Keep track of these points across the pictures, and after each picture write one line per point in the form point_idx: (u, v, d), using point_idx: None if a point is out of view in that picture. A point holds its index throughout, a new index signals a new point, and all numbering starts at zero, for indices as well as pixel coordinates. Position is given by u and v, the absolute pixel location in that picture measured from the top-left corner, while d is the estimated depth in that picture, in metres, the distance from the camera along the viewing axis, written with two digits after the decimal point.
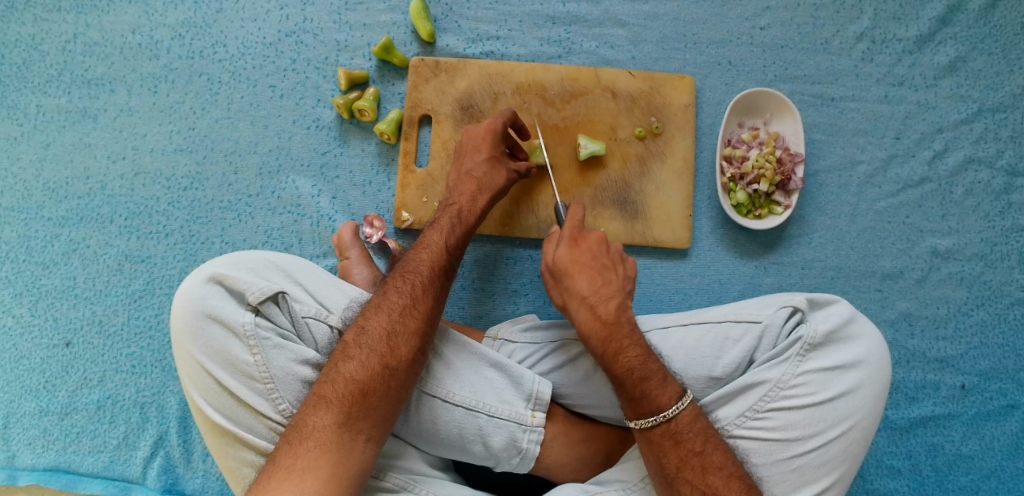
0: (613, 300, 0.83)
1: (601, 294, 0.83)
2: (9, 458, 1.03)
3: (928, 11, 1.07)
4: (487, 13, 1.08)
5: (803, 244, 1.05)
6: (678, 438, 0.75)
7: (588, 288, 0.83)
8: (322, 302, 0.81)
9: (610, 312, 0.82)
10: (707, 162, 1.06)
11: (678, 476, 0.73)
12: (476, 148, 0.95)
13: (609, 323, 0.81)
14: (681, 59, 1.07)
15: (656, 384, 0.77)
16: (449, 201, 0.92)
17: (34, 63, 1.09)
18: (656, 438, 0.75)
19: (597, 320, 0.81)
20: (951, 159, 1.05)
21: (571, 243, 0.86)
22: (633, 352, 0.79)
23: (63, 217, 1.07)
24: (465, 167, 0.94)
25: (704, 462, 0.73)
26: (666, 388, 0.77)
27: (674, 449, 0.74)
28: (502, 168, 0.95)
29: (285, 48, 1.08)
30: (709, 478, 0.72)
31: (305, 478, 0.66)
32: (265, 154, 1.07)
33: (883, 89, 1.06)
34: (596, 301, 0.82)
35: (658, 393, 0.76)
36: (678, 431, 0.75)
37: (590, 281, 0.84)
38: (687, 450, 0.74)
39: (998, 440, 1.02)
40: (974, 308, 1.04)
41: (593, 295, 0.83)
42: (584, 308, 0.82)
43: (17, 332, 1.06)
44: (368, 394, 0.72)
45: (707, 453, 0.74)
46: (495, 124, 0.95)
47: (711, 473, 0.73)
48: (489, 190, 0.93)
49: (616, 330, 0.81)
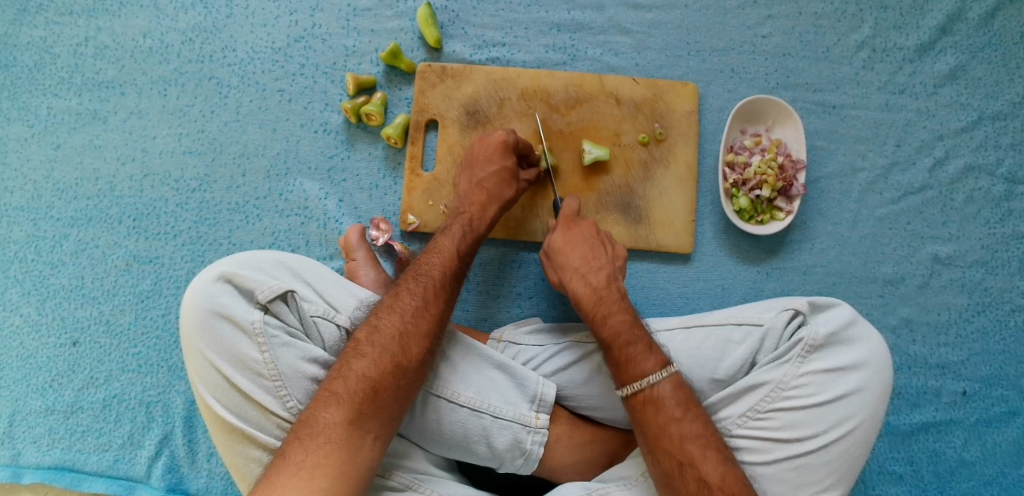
0: (602, 271, 0.87)
1: (590, 265, 0.88)
2: (14, 456, 1.03)
3: (928, 21, 1.08)
4: (493, 20, 1.10)
5: (805, 250, 1.05)
6: (659, 406, 0.76)
7: (579, 261, 0.88)
8: (330, 301, 0.82)
9: (600, 281, 0.86)
10: (710, 168, 1.07)
11: (657, 445, 0.74)
12: (488, 159, 0.96)
13: (598, 289, 0.85)
14: (684, 67, 1.09)
15: (642, 349, 0.79)
16: (460, 209, 0.94)
17: (46, 66, 1.11)
18: (639, 405, 0.77)
19: (588, 287, 0.86)
20: (951, 166, 1.06)
21: (564, 228, 0.92)
22: (621, 316, 0.82)
23: (72, 218, 1.08)
24: (476, 177, 0.95)
25: (683, 430, 0.74)
26: (650, 355, 0.78)
27: (655, 415, 0.75)
28: (512, 179, 0.96)
29: (294, 53, 1.10)
30: (686, 448, 0.73)
31: (314, 474, 0.67)
32: (273, 157, 1.08)
33: (883, 97, 1.08)
34: (586, 271, 0.87)
35: (642, 358, 0.78)
36: (659, 398, 0.76)
37: (581, 255, 0.89)
38: (667, 417, 0.75)
39: (999, 447, 1.02)
40: (975, 315, 1.05)
41: (583, 266, 0.88)
42: (576, 277, 0.87)
43: (24, 331, 1.07)
44: (379, 392, 0.73)
45: (686, 422, 0.74)
46: (507, 136, 0.96)
47: (688, 442, 0.73)
48: (498, 202, 0.95)
49: (605, 296, 0.85)
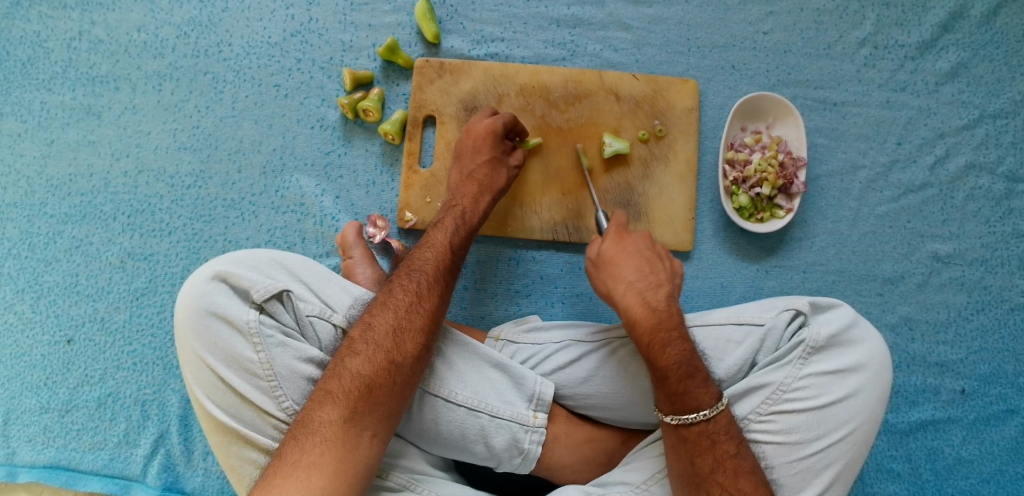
0: (661, 289, 0.83)
1: (649, 282, 0.83)
2: (9, 455, 1.03)
3: (930, 18, 1.07)
4: (492, 14, 1.08)
5: (805, 248, 1.05)
6: (714, 440, 0.75)
7: (636, 275, 0.84)
8: (326, 301, 0.81)
9: (659, 300, 0.82)
10: (709, 165, 1.06)
11: (710, 477, 0.73)
12: (476, 150, 0.96)
13: (658, 309, 0.81)
14: (684, 63, 1.08)
15: (700, 382, 0.76)
16: (453, 201, 0.93)
17: (38, 60, 1.09)
18: (694, 437, 0.75)
19: (647, 306, 0.81)
20: (952, 164, 1.06)
21: (614, 237, 0.88)
22: (679, 345, 0.78)
23: (66, 215, 1.07)
24: (466, 169, 0.95)
25: (736, 465, 0.73)
26: (708, 387, 0.76)
27: (710, 450, 0.74)
28: (502, 168, 0.97)
29: (290, 47, 1.09)
30: (740, 482, 0.72)
31: (310, 474, 0.66)
32: (269, 153, 1.07)
33: (885, 94, 1.07)
34: (645, 288, 0.83)
35: (699, 392, 0.75)
36: (715, 432, 0.75)
37: (636, 269, 0.85)
38: (723, 453, 0.74)
39: (997, 445, 1.02)
40: (974, 313, 1.04)
41: (642, 283, 0.83)
42: (632, 293, 0.83)
43: (18, 329, 1.06)
44: (374, 390, 0.72)
45: (740, 456, 0.74)
46: (495, 124, 0.96)
47: (740, 475, 0.73)
48: (490, 191, 0.95)
49: (665, 320, 0.80)
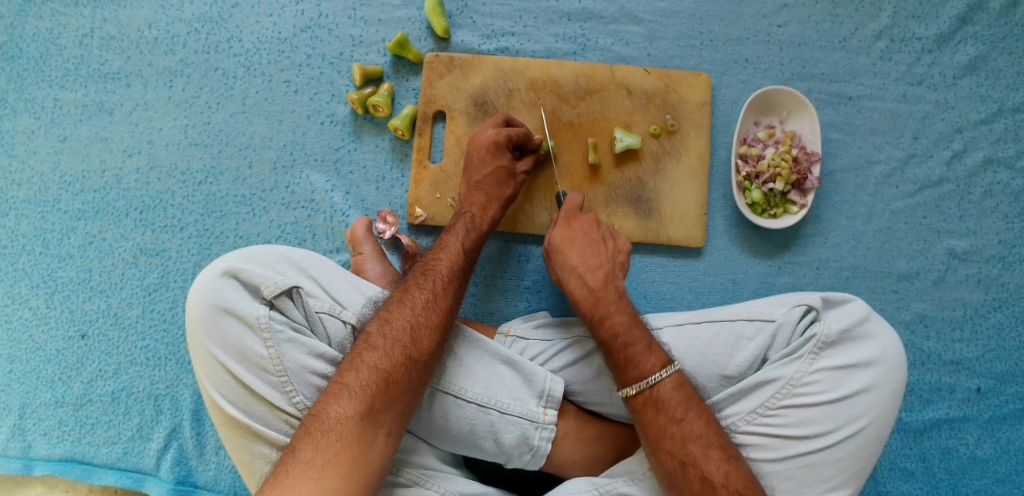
0: (601, 269, 0.87)
1: (589, 264, 0.87)
2: (24, 448, 1.04)
3: (949, 10, 1.05)
4: (502, 9, 1.08)
5: (819, 244, 1.04)
6: (659, 406, 0.76)
7: (578, 259, 0.88)
8: (336, 298, 0.81)
9: (598, 280, 0.86)
10: (722, 160, 1.05)
11: (658, 445, 0.74)
12: (481, 161, 0.94)
13: (596, 290, 0.85)
14: (697, 57, 1.06)
15: (640, 350, 0.79)
16: (461, 210, 0.93)
17: (51, 57, 1.10)
18: (640, 405, 0.77)
19: (586, 287, 0.86)
20: (970, 159, 1.04)
21: (564, 223, 0.91)
22: (620, 316, 0.83)
23: (80, 211, 1.08)
24: (473, 178, 0.95)
25: (684, 431, 0.74)
26: (650, 355, 0.79)
27: (654, 416, 0.76)
28: (511, 179, 0.95)
29: (300, 43, 1.08)
30: (688, 448, 0.73)
31: (324, 473, 0.66)
32: (279, 149, 1.07)
33: (901, 88, 1.05)
34: (585, 271, 0.87)
35: (641, 360, 0.78)
36: (660, 398, 0.76)
37: (580, 253, 0.88)
38: (668, 418, 0.75)
39: (1013, 444, 1.01)
40: (991, 311, 1.03)
41: (582, 266, 0.87)
42: (574, 277, 0.87)
43: (34, 323, 1.07)
44: (391, 384, 0.72)
45: (687, 422, 0.74)
46: (499, 136, 0.94)
47: (690, 442, 0.73)
48: (498, 201, 0.94)
49: (603, 296, 0.85)
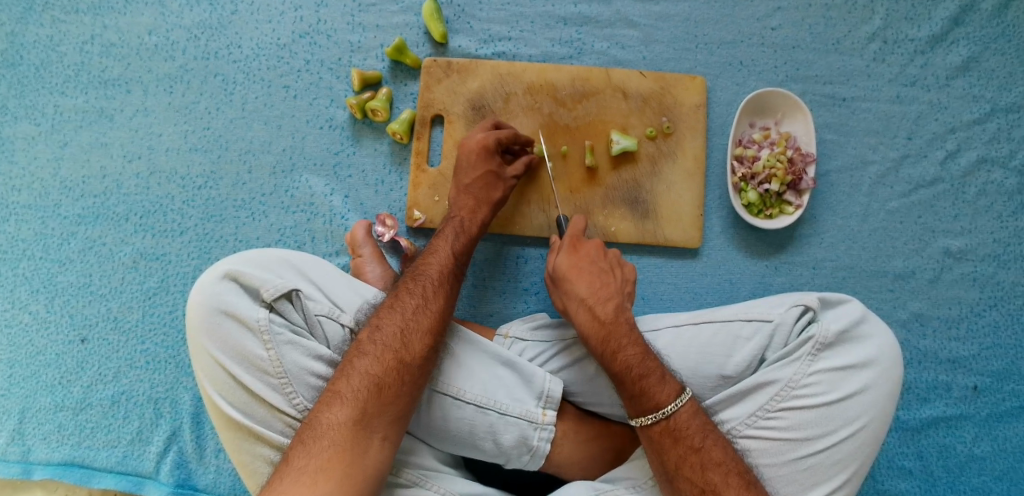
0: (611, 302, 0.86)
1: (598, 296, 0.86)
2: (24, 453, 1.04)
3: (941, 12, 1.07)
4: (498, 13, 1.09)
5: (814, 244, 1.04)
6: (677, 436, 0.76)
7: (587, 290, 0.87)
8: (334, 301, 0.82)
9: (608, 313, 0.85)
10: (717, 162, 1.06)
11: (677, 473, 0.74)
12: (471, 165, 0.95)
13: (607, 323, 0.84)
14: (692, 60, 1.07)
15: (655, 382, 0.78)
16: (450, 215, 0.94)
17: (52, 64, 1.11)
18: (657, 435, 0.77)
19: (596, 320, 0.84)
20: (964, 159, 1.05)
21: (570, 250, 0.91)
22: (632, 350, 0.81)
23: (80, 216, 1.09)
24: (462, 182, 0.95)
25: (703, 459, 0.74)
26: (665, 386, 0.78)
27: (674, 446, 0.75)
28: (501, 182, 0.96)
29: (299, 49, 1.09)
30: (708, 475, 0.73)
31: (317, 479, 0.66)
32: (278, 153, 1.08)
33: (894, 89, 1.06)
34: (594, 303, 0.85)
35: (656, 391, 0.78)
36: (677, 428, 0.76)
37: (589, 284, 0.87)
38: (686, 447, 0.75)
39: (1010, 442, 1.01)
40: (987, 309, 1.03)
41: (591, 297, 0.86)
42: (583, 309, 0.85)
43: (34, 328, 1.07)
44: (383, 389, 0.73)
45: (706, 450, 0.74)
46: (489, 140, 0.95)
47: (709, 470, 0.73)
48: (488, 205, 0.95)
49: (615, 330, 0.83)
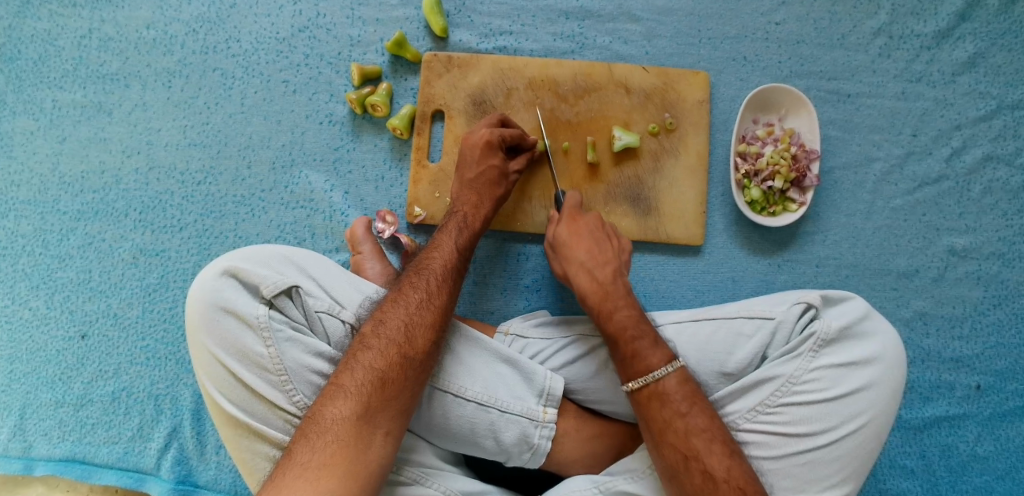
0: (609, 266, 0.88)
1: (598, 260, 0.88)
2: (25, 448, 1.04)
3: (947, 7, 1.05)
4: (500, 8, 1.08)
5: (817, 242, 1.04)
6: (665, 400, 0.76)
7: (585, 255, 0.89)
8: (335, 297, 0.81)
9: (606, 277, 0.87)
10: (721, 158, 1.05)
11: (662, 439, 0.74)
12: (473, 160, 0.94)
13: (605, 284, 0.86)
14: (695, 55, 1.06)
15: (647, 344, 0.79)
16: (452, 209, 0.93)
17: (50, 58, 1.10)
18: (644, 400, 0.77)
19: (595, 282, 0.86)
20: (969, 156, 1.04)
21: (569, 220, 0.92)
22: (628, 312, 0.83)
23: (79, 211, 1.08)
24: (465, 177, 0.95)
25: (688, 424, 0.74)
26: (657, 350, 0.78)
27: (660, 410, 0.75)
28: (502, 178, 0.95)
29: (299, 43, 1.08)
30: (692, 441, 0.73)
31: (321, 475, 0.66)
32: (278, 149, 1.07)
33: (900, 85, 1.05)
34: (593, 266, 0.87)
35: (648, 354, 0.78)
36: (664, 392, 0.76)
37: (587, 250, 0.89)
38: (672, 412, 0.75)
39: (1013, 441, 1.01)
40: (990, 308, 1.03)
41: (590, 261, 0.88)
42: (583, 273, 0.88)
43: (34, 324, 1.07)
44: (387, 384, 0.72)
45: (691, 416, 0.74)
46: (491, 136, 0.94)
47: (694, 436, 0.73)
48: (490, 199, 0.94)
49: (612, 292, 0.85)
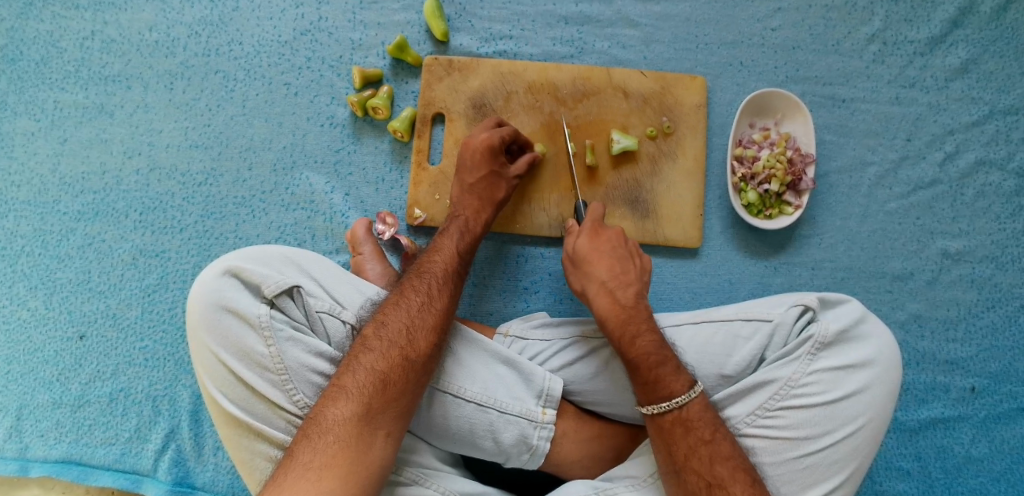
0: (632, 288, 0.88)
1: (620, 280, 0.88)
2: (22, 449, 1.04)
3: (940, 14, 1.07)
4: (500, 12, 1.09)
5: (813, 245, 1.05)
6: (688, 427, 0.76)
7: (607, 273, 0.88)
8: (336, 298, 0.81)
9: (628, 298, 0.86)
10: (718, 162, 1.06)
11: (685, 464, 0.74)
12: (474, 164, 0.95)
13: (627, 306, 0.85)
14: (693, 60, 1.08)
15: (670, 370, 0.79)
16: (454, 213, 0.94)
17: (52, 59, 1.11)
18: (667, 425, 0.77)
19: (617, 303, 0.85)
20: (962, 161, 1.05)
21: (590, 234, 0.92)
22: (650, 336, 0.82)
23: (79, 212, 1.08)
24: (466, 181, 0.95)
25: (712, 452, 0.74)
26: (680, 376, 0.78)
27: (684, 437, 0.76)
28: (502, 181, 0.96)
29: (300, 46, 1.09)
30: (716, 469, 0.73)
31: (322, 476, 0.66)
32: (279, 151, 1.08)
33: (893, 91, 1.07)
34: (615, 287, 0.87)
35: (671, 380, 0.78)
36: (688, 418, 0.76)
37: (609, 268, 0.89)
38: (696, 439, 0.75)
39: (1008, 443, 1.02)
40: (985, 311, 1.04)
41: (612, 280, 0.87)
42: (603, 292, 0.87)
43: (31, 324, 1.07)
44: (388, 385, 0.73)
45: (716, 443, 0.75)
46: (492, 139, 0.95)
47: (717, 463, 0.73)
48: (490, 204, 0.95)
49: (635, 315, 0.84)
